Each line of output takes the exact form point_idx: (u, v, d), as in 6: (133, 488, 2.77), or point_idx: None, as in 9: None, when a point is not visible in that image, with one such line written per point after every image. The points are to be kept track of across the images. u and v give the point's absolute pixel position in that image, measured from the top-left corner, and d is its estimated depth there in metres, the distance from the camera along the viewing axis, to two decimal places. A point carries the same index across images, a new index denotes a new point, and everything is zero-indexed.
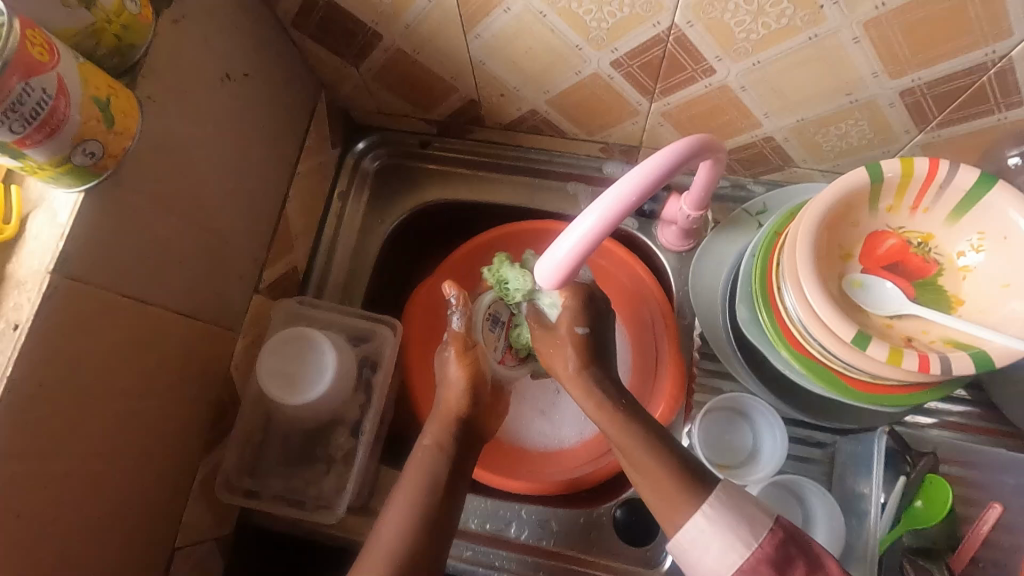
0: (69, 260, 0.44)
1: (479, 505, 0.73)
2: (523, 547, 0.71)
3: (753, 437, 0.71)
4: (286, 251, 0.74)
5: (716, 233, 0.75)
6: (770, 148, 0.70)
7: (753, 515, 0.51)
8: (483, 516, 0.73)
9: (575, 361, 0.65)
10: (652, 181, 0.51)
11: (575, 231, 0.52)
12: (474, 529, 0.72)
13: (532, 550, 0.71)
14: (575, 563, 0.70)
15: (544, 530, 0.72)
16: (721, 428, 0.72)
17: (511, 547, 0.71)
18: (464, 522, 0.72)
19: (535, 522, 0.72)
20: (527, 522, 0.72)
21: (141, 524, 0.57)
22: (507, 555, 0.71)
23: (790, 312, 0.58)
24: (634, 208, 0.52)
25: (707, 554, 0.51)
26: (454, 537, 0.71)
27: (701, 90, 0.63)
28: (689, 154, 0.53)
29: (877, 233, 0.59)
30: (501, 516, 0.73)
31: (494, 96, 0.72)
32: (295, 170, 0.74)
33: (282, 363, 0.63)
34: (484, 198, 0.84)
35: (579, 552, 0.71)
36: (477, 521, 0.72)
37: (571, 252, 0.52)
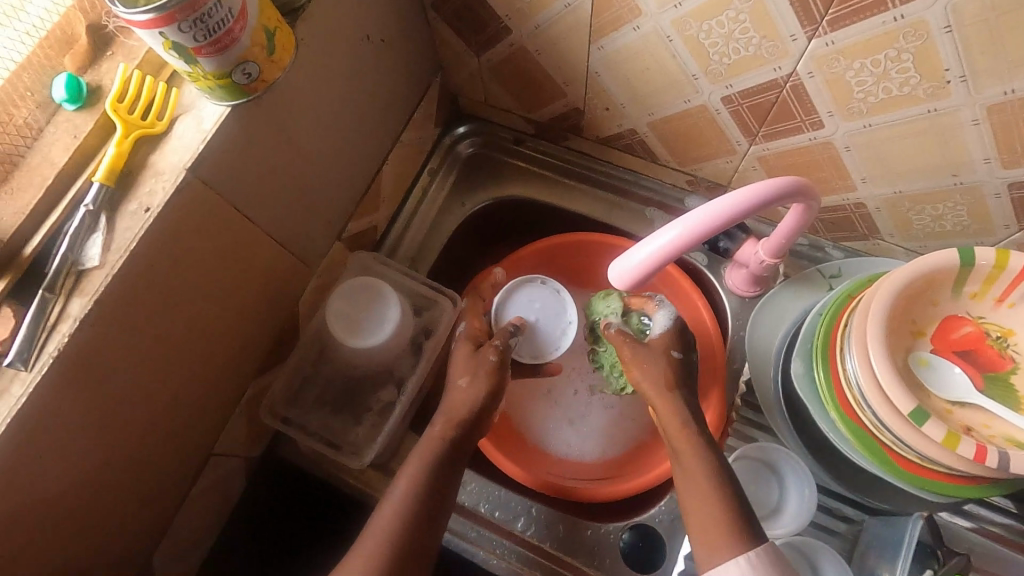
0: (203, 162, 0.49)
1: (493, 492, 0.74)
2: (526, 542, 0.72)
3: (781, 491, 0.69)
4: (372, 210, 0.79)
5: (784, 286, 0.76)
6: (858, 215, 0.70)
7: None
8: (493, 503, 0.74)
9: (665, 380, 0.67)
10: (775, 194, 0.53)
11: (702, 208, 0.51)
12: (483, 513, 0.73)
13: (534, 548, 0.72)
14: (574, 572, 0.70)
15: (551, 533, 0.72)
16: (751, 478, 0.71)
17: (514, 540, 0.72)
18: (474, 504, 0.74)
19: (542, 521, 0.73)
20: (535, 520, 0.73)
21: (193, 419, 0.61)
22: (509, 546, 0.71)
23: (849, 376, 0.58)
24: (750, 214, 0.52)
25: None
26: (463, 517, 0.73)
27: (804, 142, 0.64)
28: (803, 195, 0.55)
29: (955, 317, 0.58)
30: (511, 508, 0.74)
31: (599, 108, 0.75)
32: (399, 137, 0.79)
33: (347, 308, 0.66)
34: (563, 204, 0.87)
35: (579, 562, 0.71)
36: (487, 506, 0.73)
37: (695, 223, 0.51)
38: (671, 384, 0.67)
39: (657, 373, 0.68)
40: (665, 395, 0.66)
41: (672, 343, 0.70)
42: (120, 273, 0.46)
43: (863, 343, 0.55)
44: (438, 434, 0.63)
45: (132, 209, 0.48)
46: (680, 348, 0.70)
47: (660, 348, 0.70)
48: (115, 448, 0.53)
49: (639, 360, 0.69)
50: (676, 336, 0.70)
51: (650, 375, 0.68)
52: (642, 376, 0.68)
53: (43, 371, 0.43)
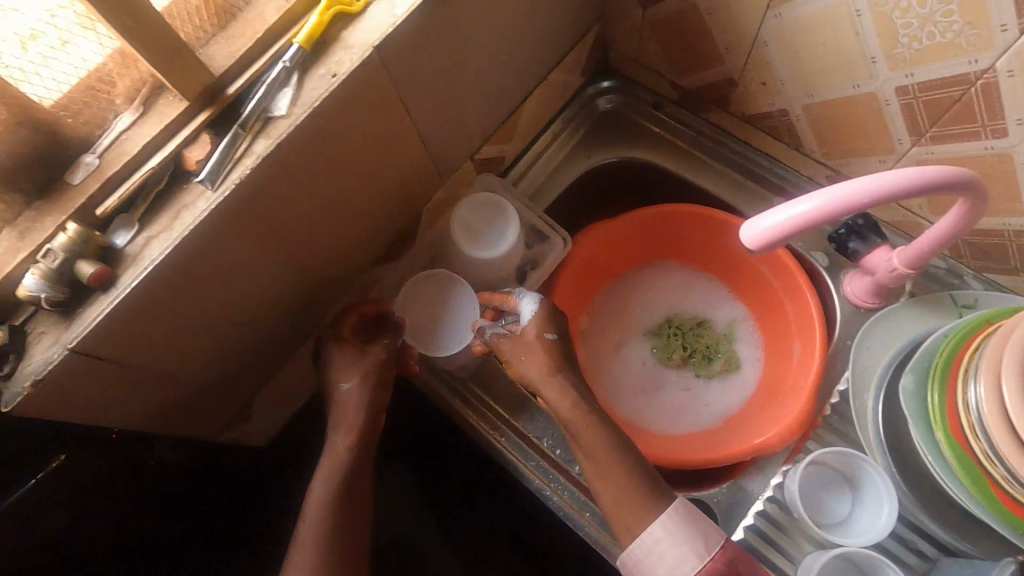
0: (389, 44, 0.53)
1: (556, 429, 0.74)
2: (578, 484, 0.72)
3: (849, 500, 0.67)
4: (504, 140, 0.82)
5: (908, 304, 0.72)
6: (1015, 245, 0.65)
7: (707, 532, 0.59)
8: (554, 441, 0.74)
9: (547, 365, 0.65)
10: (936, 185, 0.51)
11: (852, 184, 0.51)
12: (542, 446, 0.74)
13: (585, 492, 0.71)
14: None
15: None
16: (822, 486, 0.69)
17: (571, 481, 0.72)
18: (537, 436, 0.74)
19: None
20: None
21: (314, 284, 0.67)
22: (562, 483, 0.72)
23: (968, 399, 0.54)
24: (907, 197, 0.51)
25: (664, 561, 0.58)
26: (524, 443, 0.74)
27: (978, 151, 0.60)
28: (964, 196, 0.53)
29: None
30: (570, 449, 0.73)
31: (754, 82, 0.73)
32: (546, 76, 0.81)
33: (471, 218, 0.70)
34: (688, 176, 0.86)
35: None
36: (548, 442, 0.74)
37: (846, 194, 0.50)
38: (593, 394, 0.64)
39: (538, 363, 0.65)
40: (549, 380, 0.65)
41: (543, 326, 0.66)
42: (301, 126, 0.51)
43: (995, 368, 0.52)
44: (343, 447, 0.67)
45: (321, 73, 0.53)
46: (555, 329, 0.66)
47: (531, 335, 0.66)
48: (254, 289, 0.60)
49: (518, 351, 0.66)
50: (546, 318, 0.67)
51: (530, 365, 0.66)
52: (522, 368, 0.66)
53: (225, 194, 0.49)
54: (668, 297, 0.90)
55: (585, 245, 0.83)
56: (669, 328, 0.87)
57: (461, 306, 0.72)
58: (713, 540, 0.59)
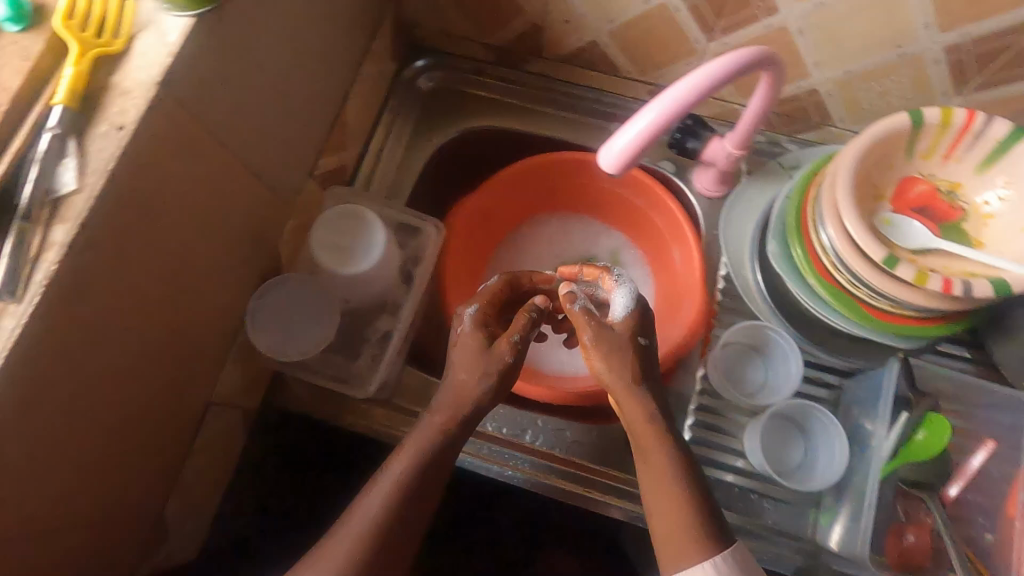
0: (173, 77, 0.47)
1: (500, 411, 0.76)
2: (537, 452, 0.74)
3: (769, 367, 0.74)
4: (340, 147, 0.77)
5: (750, 181, 0.80)
6: (812, 102, 0.74)
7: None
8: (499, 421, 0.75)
9: (629, 372, 0.58)
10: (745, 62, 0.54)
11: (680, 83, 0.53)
12: (491, 431, 0.74)
13: (546, 456, 0.74)
14: (593, 472, 0.73)
15: (559, 439, 0.75)
16: (741, 364, 0.75)
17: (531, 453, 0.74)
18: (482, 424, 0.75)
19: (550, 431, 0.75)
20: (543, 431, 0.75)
21: (189, 364, 0.59)
22: (522, 457, 0.73)
23: (822, 241, 0.62)
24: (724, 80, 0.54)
25: None
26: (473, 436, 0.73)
27: (760, 31, 0.67)
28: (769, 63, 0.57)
29: (910, 178, 0.63)
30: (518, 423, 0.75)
31: (559, 22, 0.75)
32: (358, 70, 0.77)
33: (333, 236, 0.63)
34: (529, 129, 0.87)
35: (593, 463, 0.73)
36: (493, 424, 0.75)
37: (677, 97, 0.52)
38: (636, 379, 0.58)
39: (619, 366, 0.58)
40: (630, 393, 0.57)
41: (634, 328, 0.59)
42: (102, 195, 0.43)
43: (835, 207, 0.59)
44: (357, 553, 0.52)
45: (102, 130, 0.44)
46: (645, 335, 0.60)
47: (623, 335, 0.59)
48: (117, 394, 0.51)
49: (602, 346, 0.59)
50: (633, 323, 0.60)
51: (614, 368, 0.58)
52: (603, 367, 0.59)
53: (37, 300, 0.41)
54: (552, 248, 0.92)
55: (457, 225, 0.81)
56: None
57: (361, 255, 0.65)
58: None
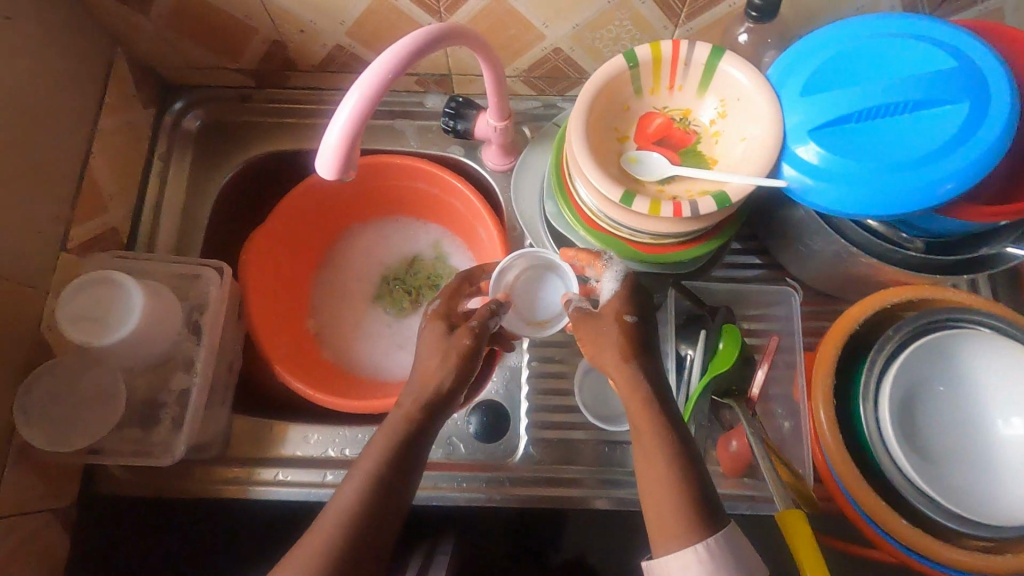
0: None
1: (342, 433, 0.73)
2: None
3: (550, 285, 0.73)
4: (97, 211, 0.72)
5: (532, 146, 0.81)
6: (561, 60, 0.76)
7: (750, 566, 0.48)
8: (342, 442, 0.73)
9: (620, 350, 0.57)
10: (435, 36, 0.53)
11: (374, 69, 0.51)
12: (333, 456, 0.72)
13: None
14: (455, 467, 0.73)
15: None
16: (533, 284, 0.73)
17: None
18: (323, 451, 0.73)
19: None
20: None
21: None
22: None
23: (579, 192, 0.64)
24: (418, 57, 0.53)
25: None
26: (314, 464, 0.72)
27: (480, 4, 0.67)
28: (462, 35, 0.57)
29: (646, 114, 0.66)
30: (359, 440, 0.73)
31: (295, 32, 0.73)
32: (95, 127, 0.72)
33: (90, 305, 0.60)
34: (313, 144, 0.85)
35: (441, 458, 0.74)
36: (336, 448, 0.73)
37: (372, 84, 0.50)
38: (626, 352, 0.57)
39: (608, 348, 0.58)
40: (622, 367, 0.56)
41: (620, 307, 0.59)
42: None
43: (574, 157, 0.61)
44: None
45: None
46: (634, 310, 0.59)
47: (610, 316, 0.59)
48: None
49: (590, 330, 0.60)
50: (627, 298, 0.60)
51: (602, 344, 0.58)
52: (595, 352, 0.59)
53: None
54: (372, 254, 0.92)
55: (255, 261, 0.78)
56: (389, 283, 0.89)
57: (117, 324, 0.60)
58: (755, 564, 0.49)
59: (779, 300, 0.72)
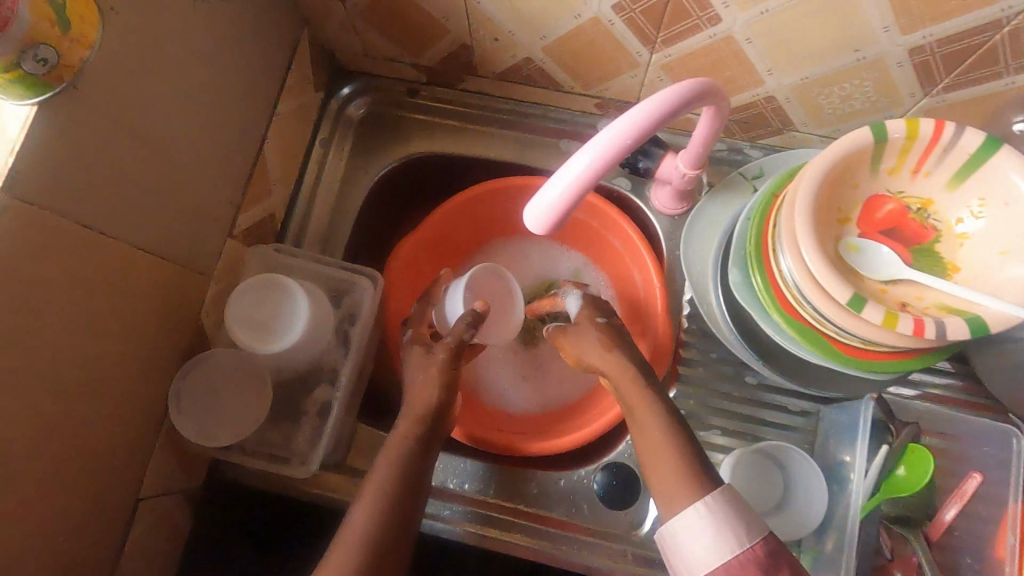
0: (16, 179, 0.41)
1: (457, 463, 0.72)
2: (467, 498, 0.70)
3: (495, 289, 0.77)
4: (263, 196, 0.70)
5: (710, 197, 0.74)
6: (770, 109, 0.68)
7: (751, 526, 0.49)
8: (461, 476, 0.71)
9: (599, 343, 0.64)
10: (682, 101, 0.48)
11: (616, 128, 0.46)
12: (451, 488, 0.70)
13: (478, 502, 0.70)
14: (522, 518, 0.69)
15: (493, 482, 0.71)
16: (752, 472, 0.67)
17: (456, 499, 0.69)
18: (442, 482, 0.71)
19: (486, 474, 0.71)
20: (472, 473, 0.71)
21: (104, 468, 0.54)
22: (458, 507, 0.69)
23: (784, 275, 0.56)
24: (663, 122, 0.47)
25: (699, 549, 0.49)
26: (431, 497, 0.69)
27: (705, 41, 0.60)
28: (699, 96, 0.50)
29: (876, 196, 0.57)
30: (461, 469, 0.71)
31: (489, 40, 0.68)
32: (274, 110, 0.70)
33: (266, 301, 0.59)
34: (472, 151, 0.81)
35: (537, 507, 0.70)
36: (455, 481, 0.71)
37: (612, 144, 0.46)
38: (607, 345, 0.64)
39: (588, 339, 0.65)
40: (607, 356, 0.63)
41: (593, 310, 0.68)
42: None
43: (793, 233, 0.54)
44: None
45: None
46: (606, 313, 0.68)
47: (586, 319, 0.67)
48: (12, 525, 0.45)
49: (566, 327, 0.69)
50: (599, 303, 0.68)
51: (584, 342, 0.65)
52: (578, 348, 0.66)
53: None
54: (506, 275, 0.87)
55: (399, 269, 0.76)
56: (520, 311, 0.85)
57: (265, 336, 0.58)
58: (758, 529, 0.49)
59: (992, 436, 0.63)
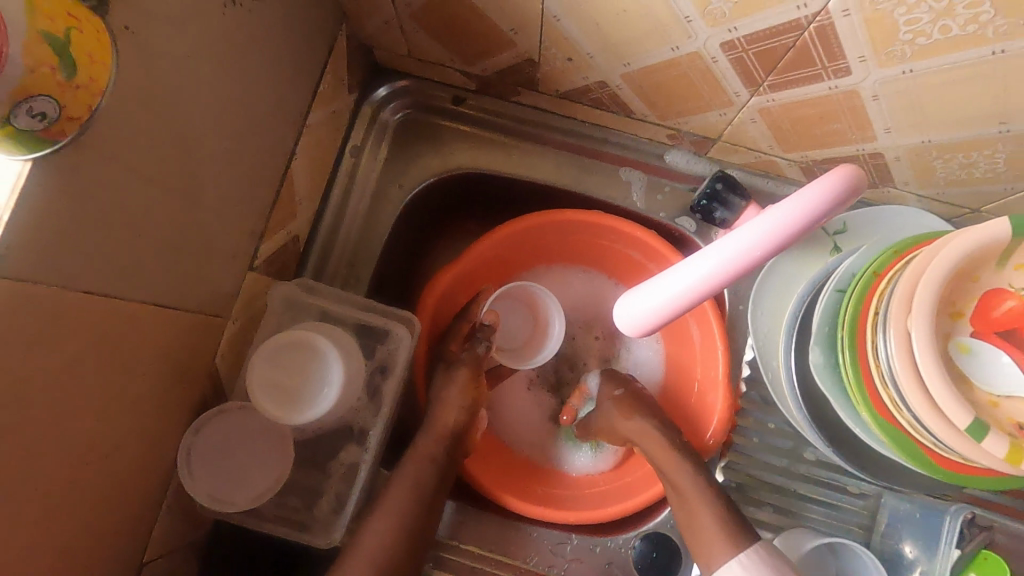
0: (8, 256, 0.32)
1: (473, 515, 0.67)
2: (477, 555, 0.65)
3: (551, 315, 0.74)
4: (288, 219, 0.62)
5: (786, 252, 0.66)
6: (872, 164, 0.60)
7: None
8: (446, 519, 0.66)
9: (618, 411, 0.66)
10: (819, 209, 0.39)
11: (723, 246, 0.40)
12: (464, 544, 0.65)
13: (485, 558, 0.65)
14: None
15: (474, 525, 0.66)
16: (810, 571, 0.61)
17: (445, 548, 0.65)
18: (450, 536, 0.66)
19: (493, 530, 0.66)
20: (478, 527, 0.66)
21: (109, 544, 0.47)
22: (456, 559, 0.65)
23: (886, 376, 0.50)
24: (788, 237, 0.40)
25: None
26: (438, 550, 0.65)
27: (822, 92, 0.51)
28: (845, 196, 0.39)
29: (998, 291, 0.50)
30: (478, 527, 0.66)
31: (559, 59, 0.59)
32: (306, 121, 0.60)
33: (290, 368, 0.52)
34: (521, 173, 0.72)
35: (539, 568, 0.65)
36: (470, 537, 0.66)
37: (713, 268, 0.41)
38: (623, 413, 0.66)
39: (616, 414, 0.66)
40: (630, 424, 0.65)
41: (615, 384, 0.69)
42: None
43: (905, 332, 0.47)
44: None
45: None
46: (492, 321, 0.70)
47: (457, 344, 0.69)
48: None
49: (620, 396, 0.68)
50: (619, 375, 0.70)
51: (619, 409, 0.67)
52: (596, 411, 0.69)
53: None
54: None
55: (434, 304, 0.68)
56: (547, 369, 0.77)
57: (297, 394, 0.52)
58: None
59: None
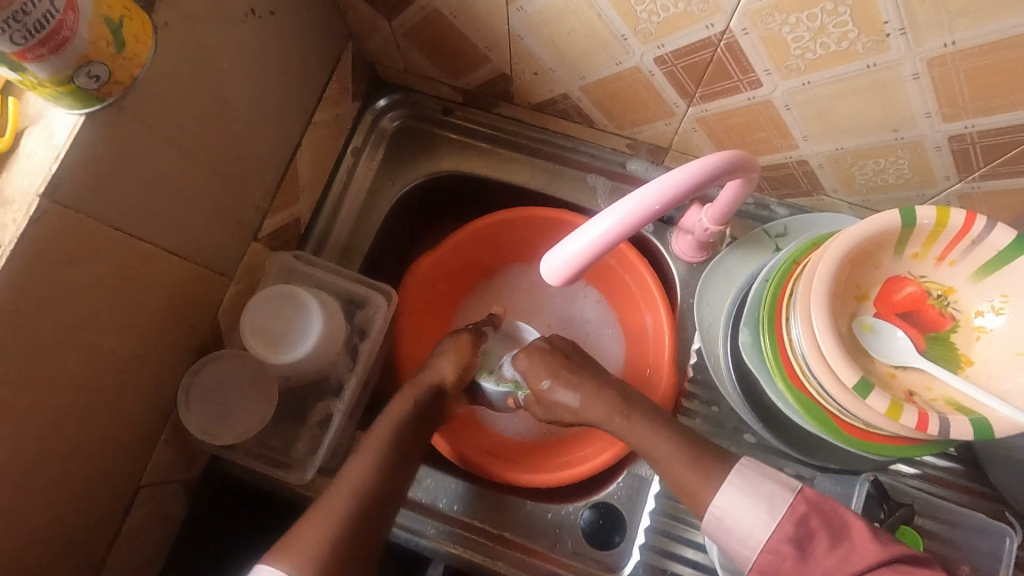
0: (59, 185, 0.43)
1: (485, 498, 0.72)
2: (484, 532, 0.70)
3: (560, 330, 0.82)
4: (291, 202, 0.72)
5: (730, 250, 0.73)
6: (802, 172, 0.67)
7: (774, 493, 0.55)
8: (450, 497, 0.72)
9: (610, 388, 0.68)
10: (707, 175, 0.51)
11: (642, 193, 0.49)
12: (441, 506, 0.72)
13: (494, 537, 0.70)
14: (497, 541, 0.70)
15: (464, 500, 0.72)
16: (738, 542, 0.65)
17: (440, 518, 0.71)
18: (415, 489, 0.72)
19: (501, 509, 0.71)
20: (494, 509, 0.71)
21: (110, 456, 0.55)
22: (439, 526, 0.70)
23: (794, 345, 0.56)
24: (687, 192, 0.50)
25: (742, 521, 0.55)
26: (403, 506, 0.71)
27: (743, 102, 0.60)
28: (725, 169, 0.51)
29: (898, 277, 0.57)
30: (469, 499, 0.72)
31: (528, 74, 0.69)
32: (311, 119, 0.71)
33: (276, 317, 0.64)
34: (499, 175, 0.82)
35: (528, 541, 0.70)
36: (444, 500, 0.72)
37: (637, 209, 0.49)
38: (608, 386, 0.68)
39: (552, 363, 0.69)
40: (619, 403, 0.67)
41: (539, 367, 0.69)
42: None
43: (806, 300, 0.54)
44: None
45: None
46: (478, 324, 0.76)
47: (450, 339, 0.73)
48: (18, 502, 0.47)
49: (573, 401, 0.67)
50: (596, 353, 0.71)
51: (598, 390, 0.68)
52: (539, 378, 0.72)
53: None
54: (522, 299, 0.85)
55: (415, 284, 0.78)
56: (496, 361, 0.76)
57: (285, 334, 0.64)
58: (783, 498, 0.54)
59: (985, 531, 0.63)
